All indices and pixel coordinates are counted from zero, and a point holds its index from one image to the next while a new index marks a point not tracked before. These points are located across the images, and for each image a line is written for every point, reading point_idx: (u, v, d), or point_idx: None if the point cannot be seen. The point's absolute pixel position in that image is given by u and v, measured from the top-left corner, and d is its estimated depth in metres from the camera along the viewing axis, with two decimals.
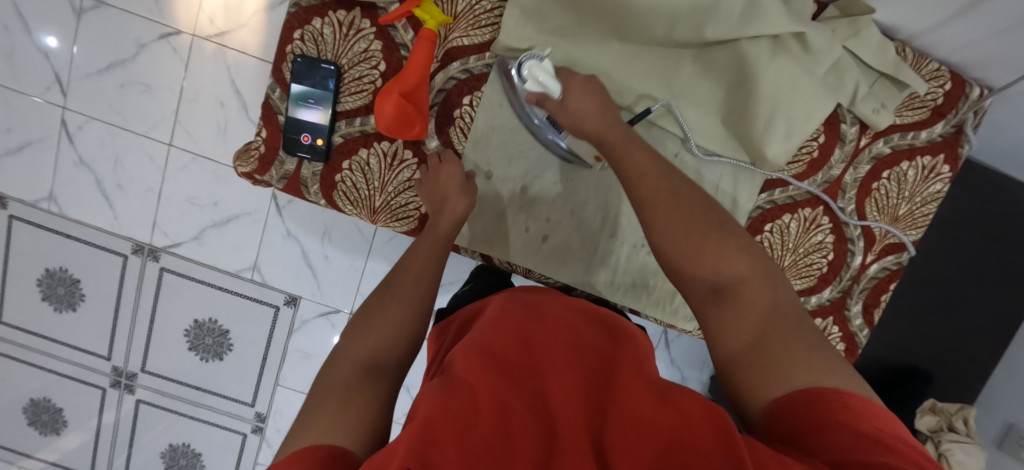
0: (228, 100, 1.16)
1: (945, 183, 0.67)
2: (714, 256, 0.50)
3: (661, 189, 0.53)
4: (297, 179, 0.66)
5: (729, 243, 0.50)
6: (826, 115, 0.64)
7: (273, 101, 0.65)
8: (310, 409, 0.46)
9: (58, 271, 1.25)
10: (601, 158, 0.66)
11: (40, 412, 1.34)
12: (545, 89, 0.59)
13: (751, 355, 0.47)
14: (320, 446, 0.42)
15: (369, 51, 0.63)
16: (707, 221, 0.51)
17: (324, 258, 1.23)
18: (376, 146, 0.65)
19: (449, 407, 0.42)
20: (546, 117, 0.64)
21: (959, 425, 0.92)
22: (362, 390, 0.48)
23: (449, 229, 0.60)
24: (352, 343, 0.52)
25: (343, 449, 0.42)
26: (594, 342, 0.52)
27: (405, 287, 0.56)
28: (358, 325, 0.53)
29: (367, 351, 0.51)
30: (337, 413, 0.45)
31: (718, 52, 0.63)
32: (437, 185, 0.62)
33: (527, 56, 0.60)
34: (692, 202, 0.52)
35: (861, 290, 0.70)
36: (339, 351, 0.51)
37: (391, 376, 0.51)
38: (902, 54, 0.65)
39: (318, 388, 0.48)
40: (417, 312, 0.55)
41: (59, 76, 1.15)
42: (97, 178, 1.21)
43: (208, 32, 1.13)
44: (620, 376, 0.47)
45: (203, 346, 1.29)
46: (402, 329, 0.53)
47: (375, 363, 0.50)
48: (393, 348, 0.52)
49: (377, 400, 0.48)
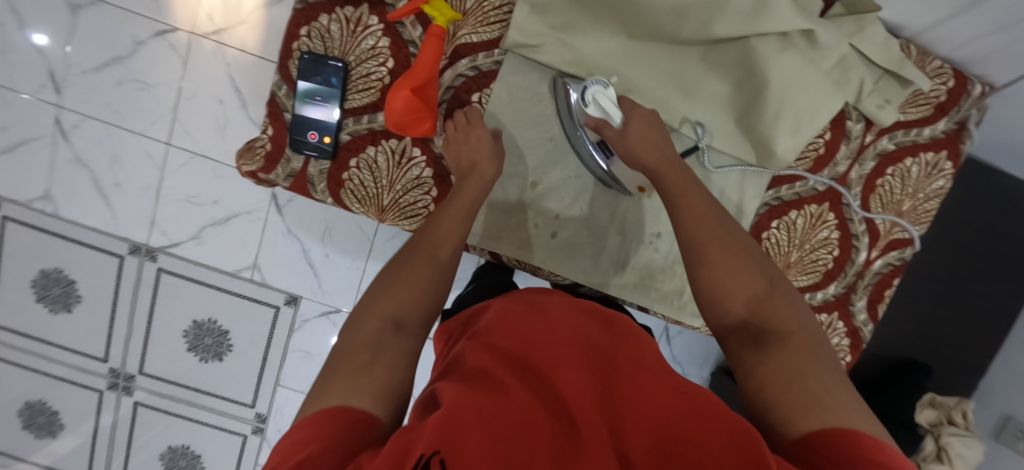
0: (227, 97, 1.15)
1: (947, 179, 0.68)
2: (762, 304, 0.50)
3: (710, 228, 0.55)
4: (304, 178, 0.65)
5: (777, 295, 0.51)
6: (834, 111, 0.64)
7: (280, 99, 0.65)
8: (338, 363, 0.47)
9: (53, 272, 1.24)
10: (645, 187, 0.67)
11: (36, 415, 1.33)
12: (606, 115, 0.61)
13: (787, 393, 0.45)
14: (347, 408, 0.43)
15: (377, 47, 0.63)
16: (755, 270, 0.53)
17: (325, 257, 1.22)
18: (384, 144, 0.64)
19: (473, 398, 0.42)
20: (597, 140, 0.65)
21: (958, 419, 0.93)
22: (388, 348, 0.48)
23: (476, 196, 0.61)
24: (378, 302, 0.52)
25: (370, 415, 0.43)
26: (617, 339, 0.52)
27: (429, 256, 0.56)
28: (384, 285, 0.54)
29: (393, 309, 0.52)
30: (366, 373, 0.46)
31: (727, 49, 0.63)
32: (467, 147, 0.62)
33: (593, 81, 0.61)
34: (739, 249, 0.54)
35: (865, 286, 0.71)
36: (366, 308, 0.52)
37: (416, 334, 0.51)
38: (906, 52, 0.65)
39: (343, 344, 0.49)
40: (440, 280, 0.56)
41: (54, 74, 1.14)
42: (94, 177, 1.19)
43: (206, 29, 1.12)
44: (646, 374, 0.47)
45: (203, 347, 1.28)
46: (427, 293, 0.54)
47: (400, 321, 0.51)
48: (417, 309, 0.53)
49: (402, 359, 0.49)
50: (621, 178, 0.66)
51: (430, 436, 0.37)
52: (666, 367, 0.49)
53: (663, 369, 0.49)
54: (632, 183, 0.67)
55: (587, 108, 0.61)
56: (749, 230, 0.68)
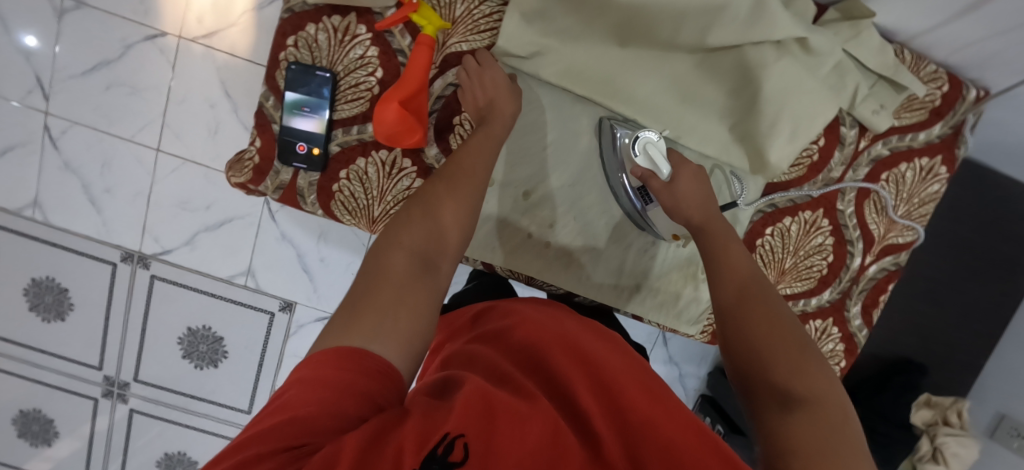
0: (218, 102, 1.14)
1: (942, 183, 0.68)
2: (792, 365, 0.45)
3: (744, 276, 0.52)
4: (294, 189, 0.64)
5: (811, 360, 0.46)
6: (829, 119, 0.64)
7: (267, 110, 0.64)
8: (365, 296, 0.45)
9: (44, 280, 1.22)
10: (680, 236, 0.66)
11: (30, 423, 1.32)
12: (653, 166, 0.60)
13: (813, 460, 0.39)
14: (369, 355, 0.41)
15: (365, 57, 0.62)
16: (790, 328, 0.48)
17: (320, 261, 1.22)
18: (374, 155, 0.63)
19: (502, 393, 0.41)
20: (638, 188, 0.64)
21: (954, 419, 0.92)
22: (415, 287, 0.46)
23: (499, 132, 0.59)
24: (405, 234, 0.50)
25: (392, 366, 0.42)
26: (637, 363, 0.51)
27: (456, 189, 0.53)
28: (410, 213, 0.51)
29: (420, 244, 0.49)
30: (394, 317, 0.44)
31: (721, 56, 0.62)
32: (481, 90, 0.60)
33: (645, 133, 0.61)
34: (772, 305, 0.50)
35: (860, 291, 0.71)
36: (390, 238, 0.49)
37: (441, 270, 0.50)
38: (900, 57, 0.65)
39: (368, 275, 0.46)
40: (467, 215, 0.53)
41: (41, 80, 1.12)
42: (83, 184, 1.18)
43: (196, 33, 1.11)
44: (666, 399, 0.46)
45: (197, 354, 1.27)
46: (455, 231, 0.52)
47: (427, 259, 0.49)
48: (444, 249, 0.51)
49: (429, 299, 0.47)
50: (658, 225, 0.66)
51: (459, 418, 0.37)
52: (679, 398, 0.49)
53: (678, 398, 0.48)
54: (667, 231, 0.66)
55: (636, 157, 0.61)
56: (744, 237, 0.67)
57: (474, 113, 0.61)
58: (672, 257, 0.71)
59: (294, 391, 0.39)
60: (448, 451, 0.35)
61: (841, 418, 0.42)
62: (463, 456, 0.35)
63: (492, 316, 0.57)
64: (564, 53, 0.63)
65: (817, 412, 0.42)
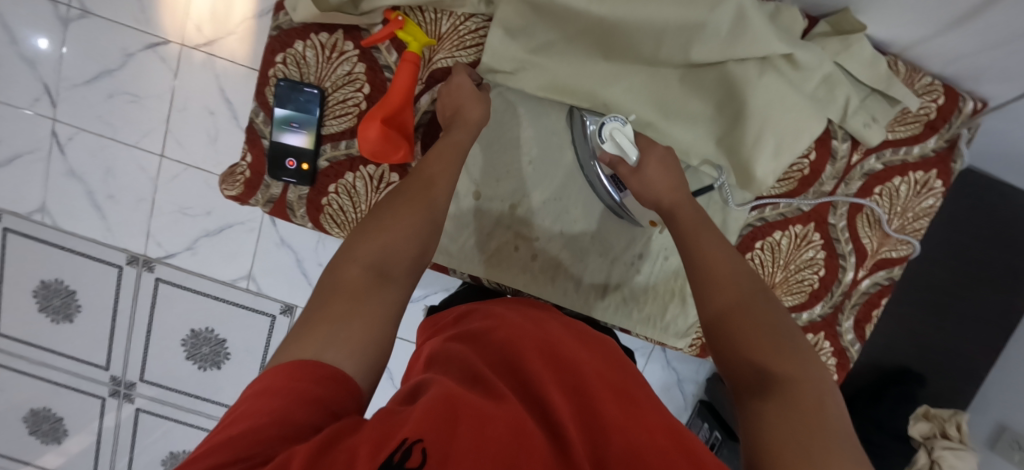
0: (218, 109, 1.16)
1: (937, 197, 0.66)
2: (769, 353, 0.44)
3: (723, 270, 0.51)
4: (284, 203, 0.65)
5: (789, 347, 0.45)
6: (816, 133, 0.63)
7: (257, 126, 0.65)
8: (320, 308, 0.45)
9: (53, 282, 1.25)
10: (656, 222, 0.67)
11: (41, 421, 1.35)
12: (622, 152, 0.60)
13: (783, 452, 0.38)
14: (323, 364, 0.41)
15: (352, 73, 0.63)
16: (769, 318, 0.47)
17: (319, 266, 1.23)
18: (362, 170, 0.64)
19: (469, 396, 0.40)
20: (610, 174, 0.65)
21: (952, 432, 0.90)
22: (371, 298, 0.47)
23: (464, 138, 0.59)
24: (362, 245, 0.50)
25: (347, 375, 0.42)
26: (614, 370, 0.50)
27: (416, 199, 0.54)
28: (369, 228, 0.52)
29: (376, 257, 0.49)
30: (348, 328, 0.44)
31: (706, 72, 0.62)
32: (450, 97, 0.61)
33: (610, 118, 0.61)
34: (753, 297, 0.49)
35: (852, 306, 0.70)
36: (347, 251, 0.50)
37: (400, 284, 0.50)
38: (895, 68, 0.64)
39: (324, 288, 0.47)
40: (427, 226, 0.53)
41: (48, 87, 1.15)
42: (89, 189, 1.20)
43: (196, 41, 1.12)
44: (642, 411, 0.44)
45: (200, 355, 1.29)
46: (415, 239, 0.52)
47: (384, 269, 0.49)
48: (402, 257, 0.51)
49: (384, 309, 0.47)
50: (633, 211, 0.66)
51: (416, 425, 0.36)
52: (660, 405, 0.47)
53: (656, 407, 0.46)
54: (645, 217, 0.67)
55: (603, 143, 0.61)
56: None
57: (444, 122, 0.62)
58: (659, 271, 0.71)
59: (249, 402, 0.39)
60: (405, 457, 0.33)
61: (821, 402, 0.41)
62: (421, 461, 0.33)
63: (473, 318, 0.57)
64: (548, 68, 0.63)
65: (793, 397, 0.41)
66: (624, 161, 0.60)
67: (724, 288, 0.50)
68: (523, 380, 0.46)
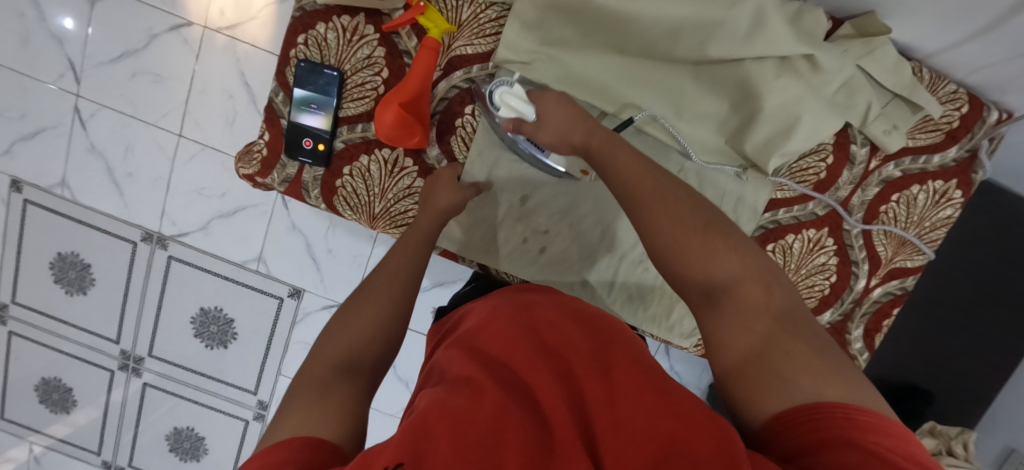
0: (237, 93, 1.17)
1: (956, 208, 0.65)
2: (705, 263, 0.48)
3: (645, 190, 0.51)
4: (298, 183, 0.66)
5: (717, 247, 0.48)
6: (834, 130, 0.62)
7: (277, 105, 0.65)
8: (287, 407, 0.45)
9: (69, 255, 1.28)
10: (588, 170, 0.66)
11: (51, 390, 1.38)
12: (519, 112, 0.61)
13: (750, 372, 0.45)
14: (297, 437, 0.41)
15: (372, 57, 0.64)
16: (695, 222, 0.50)
17: (328, 252, 1.24)
18: (377, 153, 0.65)
19: (448, 404, 0.43)
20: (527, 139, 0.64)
21: (958, 450, 0.88)
22: (340, 385, 0.47)
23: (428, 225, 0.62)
24: (327, 346, 0.52)
25: (323, 439, 0.41)
26: (605, 347, 0.53)
27: (378, 291, 0.57)
28: (334, 328, 0.54)
29: (343, 354, 0.51)
30: (314, 408, 0.44)
31: (723, 70, 0.61)
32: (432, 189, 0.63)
33: (496, 83, 0.61)
34: (678, 201, 0.51)
35: (862, 315, 0.69)
36: (313, 354, 0.51)
37: (367, 376, 0.51)
38: (918, 74, 0.63)
39: (291, 392, 0.47)
40: (394, 312, 0.56)
41: (73, 63, 1.17)
42: (108, 165, 1.22)
43: (218, 24, 1.14)
44: (633, 396, 0.46)
45: (209, 334, 1.31)
46: (380, 332, 0.54)
47: (351, 364, 0.50)
48: (368, 352, 0.52)
49: (350, 399, 0.47)
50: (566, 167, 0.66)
51: (393, 450, 0.38)
52: (652, 373, 0.50)
53: (655, 375, 0.49)
54: (576, 167, 0.66)
55: (498, 110, 0.62)
56: None
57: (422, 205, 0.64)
58: None
59: None
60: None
61: (765, 296, 0.47)
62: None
63: (469, 318, 0.62)
64: (563, 60, 0.63)
65: (742, 310, 0.47)
66: (525, 120, 0.61)
67: (653, 202, 0.51)
68: (506, 375, 0.50)
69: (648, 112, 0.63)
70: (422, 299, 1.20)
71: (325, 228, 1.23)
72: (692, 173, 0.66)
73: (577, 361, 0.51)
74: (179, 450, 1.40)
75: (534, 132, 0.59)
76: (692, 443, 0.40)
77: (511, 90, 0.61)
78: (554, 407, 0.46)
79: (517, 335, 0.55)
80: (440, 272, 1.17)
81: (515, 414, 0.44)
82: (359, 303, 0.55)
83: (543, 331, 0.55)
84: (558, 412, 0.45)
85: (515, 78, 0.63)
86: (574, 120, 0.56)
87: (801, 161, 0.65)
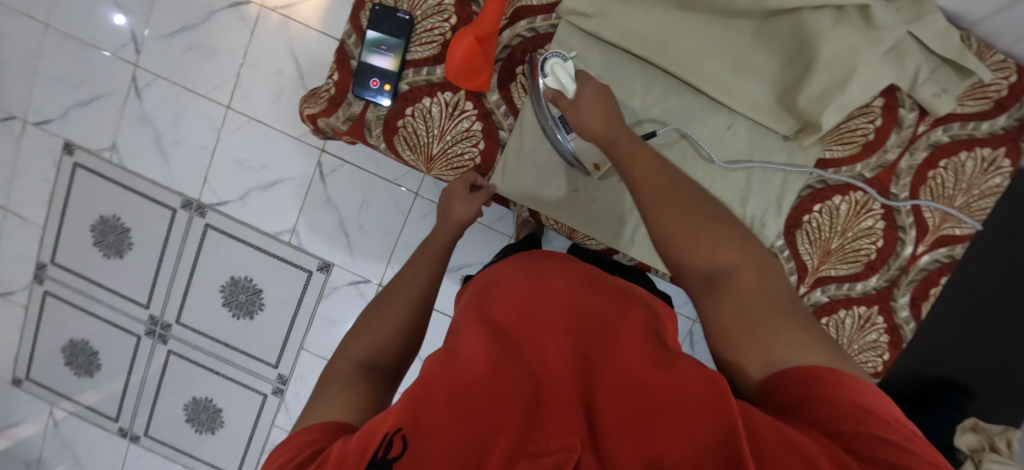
0: (286, 68, 1.22)
1: (1005, 176, 0.67)
2: (705, 241, 0.51)
3: (659, 189, 0.55)
4: (362, 121, 0.74)
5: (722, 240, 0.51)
6: (886, 85, 0.65)
7: (348, 47, 0.74)
8: (318, 398, 0.49)
9: (111, 218, 1.31)
10: (599, 165, 0.71)
11: (78, 353, 1.40)
12: (562, 87, 0.65)
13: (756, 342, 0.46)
14: (315, 426, 0.45)
15: (442, 4, 0.72)
16: (705, 216, 0.53)
17: (360, 227, 1.26)
18: (440, 96, 0.72)
19: (447, 369, 0.45)
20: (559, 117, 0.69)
21: (1002, 446, 0.86)
22: (362, 381, 0.51)
23: (445, 235, 0.70)
24: (354, 345, 0.55)
25: (344, 423, 0.46)
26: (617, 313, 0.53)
27: (399, 294, 0.61)
28: (357, 330, 0.57)
29: (367, 355, 0.54)
30: (340, 397, 0.48)
31: (780, 22, 0.65)
32: (449, 200, 0.71)
33: (552, 55, 0.66)
34: (687, 199, 0.54)
35: (909, 282, 0.70)
36: (339, 353, 0.54)
37: (388, 374, 0.54)
38: (967, 42, 0.66)
39: (320, 386, 0.51)
40: (412, 317, 0.60)
41: (135, 35, 1.23)
42: (157, 132, 1.27)
43: (275, 4, 1.19)
44: (634, 362, 0.45)
45: (236, 303, 1.32)
46: (401, 335, 0.58)
47: (374, 363, 0.54)
48: (392, 348, 0.56)
49: (374, 389, 0.51)
50: (580, 156, 0.70)
51: (395, 416, 0.40)
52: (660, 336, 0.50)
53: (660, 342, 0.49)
54: (589, 160, 0.71)
55: (546, 78, 0.66)
56: (790, 212, 0.71)
57: (440, 203, 0.73)
58: None
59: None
60: (387, 448, 0.38)
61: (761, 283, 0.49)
62: (402, 450, 0.38)
63: (488, 280, 0.63)
64: (626, 15, 0.67)
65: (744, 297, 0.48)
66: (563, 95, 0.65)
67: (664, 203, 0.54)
68: (512, 336, 0.50)
69: (669, 126, 0.70)
70: (450, 279, 1.21)
71: (360, 204, 1.25)
72: (744, 134, 0.70)
73: (585, 323, 0.51)
74: (195, 421, 1.40)
75: (568, 109, 0.64)
76: (688, 400, 0.40)
77: (563, 65, 0.66)
78: (557, 365, 0.46)
79: (527, 298, 0.54)
80: (469, 253, 1.19)
81: (513, 374, 0.45)
82: (380, 305, 0.60)
83: (557, 291, 0.55)
84: (560, 372, 0.46)
85: (569, 57, 0.68)
86: (605, 115, 0.63)
87: (850, 122, 0.68)
